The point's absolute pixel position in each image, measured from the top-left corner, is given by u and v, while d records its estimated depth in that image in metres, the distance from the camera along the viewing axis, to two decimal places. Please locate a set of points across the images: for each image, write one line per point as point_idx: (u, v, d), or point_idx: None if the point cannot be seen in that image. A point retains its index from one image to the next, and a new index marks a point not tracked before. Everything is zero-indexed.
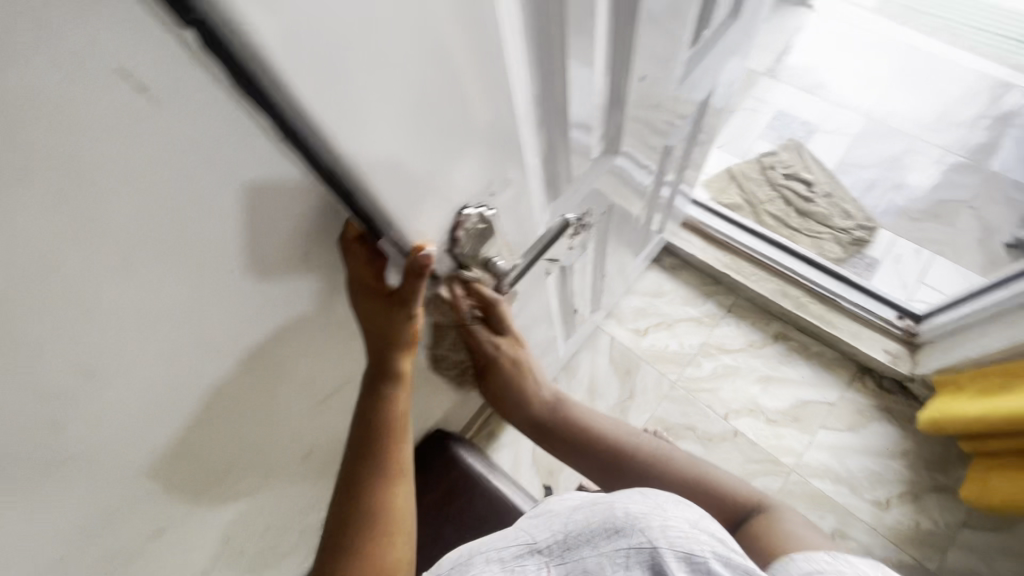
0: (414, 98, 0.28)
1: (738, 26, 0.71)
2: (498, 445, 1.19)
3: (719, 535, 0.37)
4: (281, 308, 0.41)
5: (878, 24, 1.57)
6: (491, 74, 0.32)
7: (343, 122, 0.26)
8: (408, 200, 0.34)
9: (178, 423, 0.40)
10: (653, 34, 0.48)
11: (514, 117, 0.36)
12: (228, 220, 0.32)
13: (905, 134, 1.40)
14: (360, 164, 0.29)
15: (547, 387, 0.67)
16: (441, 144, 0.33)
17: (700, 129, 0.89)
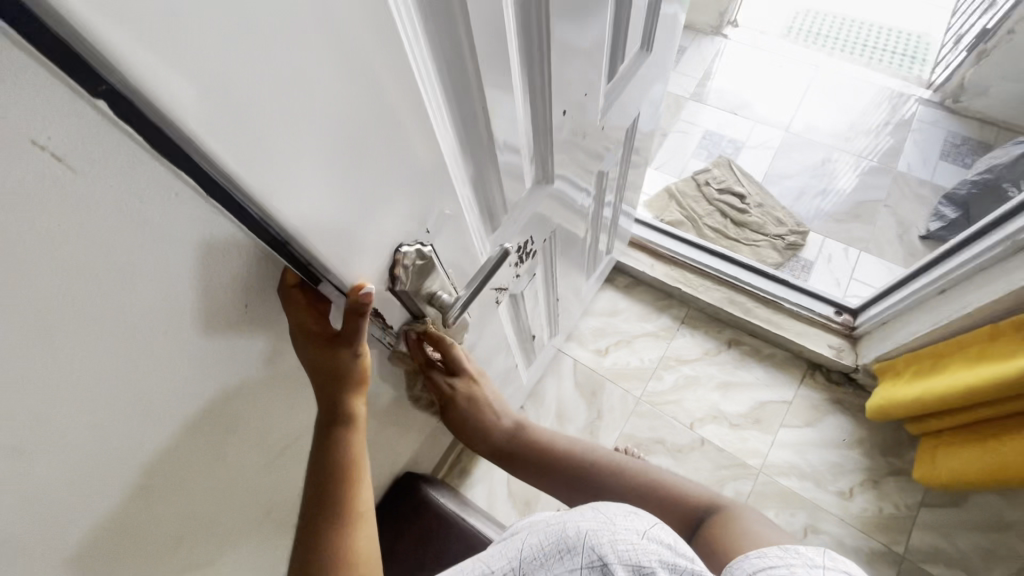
0: (339, 148, 0.29)
1: (654, 58, 0.77)
2: (471, 481, 1.17)
3: (666, 541, 0.38)
4: (226, 363, 0.40)
5: (784, 48, 1.72)
6: (413, 119, 0.33)
7: (267, 176, 0.27)
8: (343, 245, 0.34)
9: (117, 495, 0.38)
10: (570, 72, 0.51)
11: (441, 157, 0.38)
12: (160, 280, 0.32)
13: (821, 145, 1.52)
14: (289, 214, 0.29)
15: (508, 414, 0.68)
16: (372, 187, 0.34)
17: (632, 153, 0.94)
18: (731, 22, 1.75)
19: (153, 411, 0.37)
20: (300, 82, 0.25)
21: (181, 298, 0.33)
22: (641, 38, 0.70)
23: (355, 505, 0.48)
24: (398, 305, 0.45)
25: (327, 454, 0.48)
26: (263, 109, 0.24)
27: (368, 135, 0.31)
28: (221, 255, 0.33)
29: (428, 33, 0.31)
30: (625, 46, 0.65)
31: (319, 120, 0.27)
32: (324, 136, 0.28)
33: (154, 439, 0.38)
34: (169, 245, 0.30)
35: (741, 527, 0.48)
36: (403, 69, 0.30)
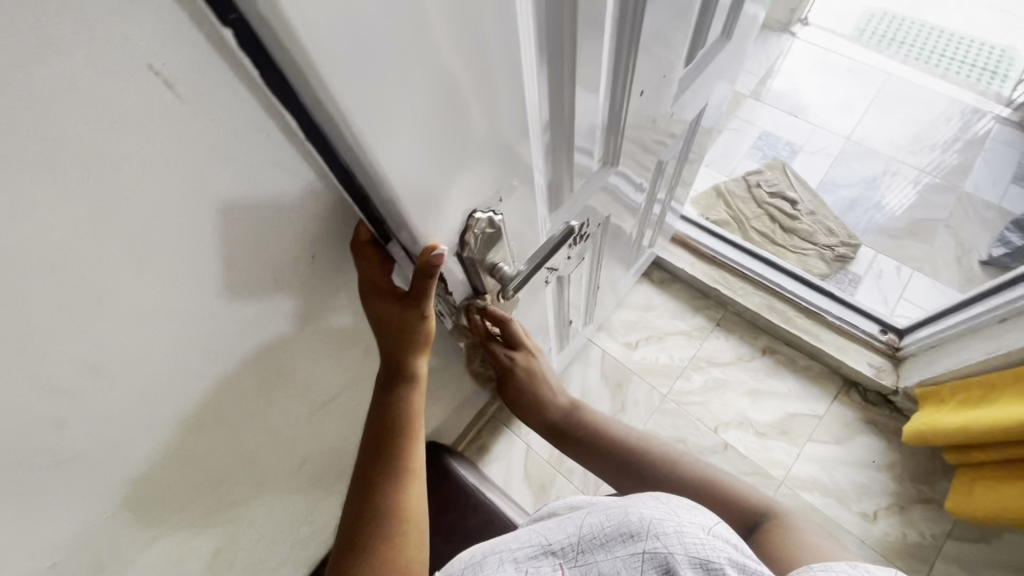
0: (437, 103, 0.29)
1: (729, 48, 0.74)
2: (488, 458, 1.18)
3: (731, 540, 0.38)
4: (289, 306, 0.41)
5: (855, 51, 1.64)
6: (507, 83, 0.33)
7: (370, 121, 0.27)
8: (424, 204, 0.34)
9: (178, 425, 0.40)
10: (653, 52, 0.50)
11: (525, 125, 0.38)
12: (242, 221, 0.32)
13: (883, 156, 1.45)
14: (382, 163, 0.29)
15: (564, 394, 0.69)
16: (459, 148, 0.34)
17: (691, 146, 0.91)
18: (801, 19, 1.68)
19: (220, 346, 0.38)
20: (416, 30, 0.25)
21: (261, 240, 0.34)
22: (721, 25, 0.67)
23: (411, 461, 0.49)
24: (463, 271, 0.45)
25: (388, 408, 0.49)
26: (379, 53, 0.24)
27: (465, 92, 0.30)
28: (303, 200, 0.34)
29: None
30: (705, 33, 0.63)
31: (426, 71, 0.27)
32: (427, 89, 0.28)
33: (217, 372, 0.40)
34: (258, 184, 0.31)
35: (797, 541, 0.47)
36: (510, 29, 0.30)
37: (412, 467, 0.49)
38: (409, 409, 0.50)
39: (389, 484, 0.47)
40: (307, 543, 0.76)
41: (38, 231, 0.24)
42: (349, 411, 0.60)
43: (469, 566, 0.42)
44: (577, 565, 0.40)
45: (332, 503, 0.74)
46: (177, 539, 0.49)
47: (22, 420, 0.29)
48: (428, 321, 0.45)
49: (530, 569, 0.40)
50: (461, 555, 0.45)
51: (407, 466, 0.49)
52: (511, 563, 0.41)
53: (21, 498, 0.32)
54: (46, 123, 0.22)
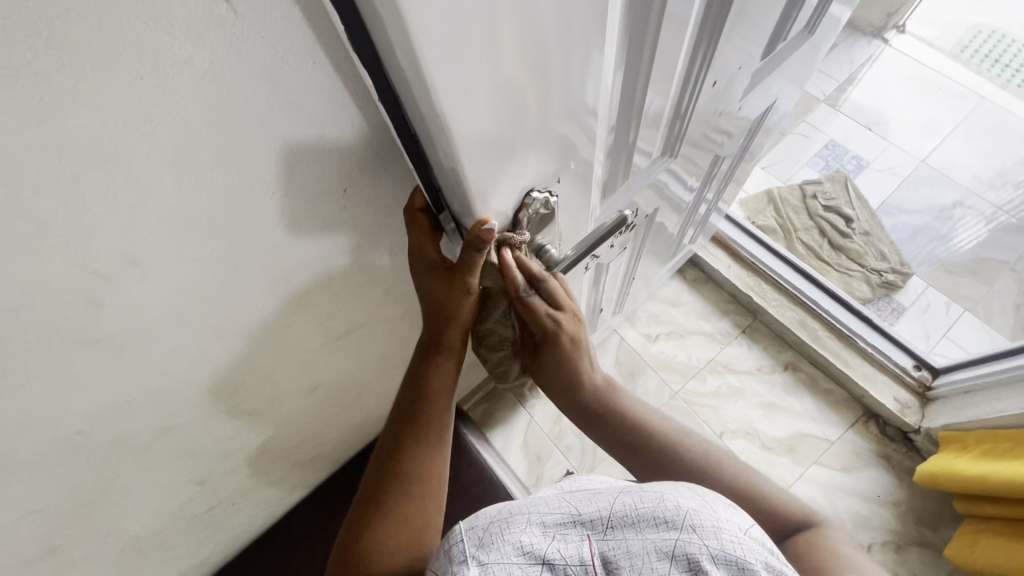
0: (509, 70, 0.29)
1: (810, 44, 0.70)
2: (492, 422, 1.21)
3: (765, 546, 0.38)
4: (317, 236, 0.43)
5: (953, 70, 1.52)
6: (581, 54, 0.32)
7: (440, 74, 0.26)
8: (484, 176, 0.34)
9: (203, 328, 0.42)
10: (730, 41, 0.48)
11: (592, 106, 0.37)
12: (279, 143, 0.33)
13: (959, 186, 1.36)
14: (446, 120, 0.29)
15: (598, 372, 0.67)
16: (524, 115, 0.33)
17: (751, 145, 0.87)
18: (898, 26, 1.56)
19: (250, 259, 0.40)
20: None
21: (302, 159, 0.35)
22: (807, 20, 0.64)
23: (439, 426, 0.52)
24: (511, 250, 0.45)
25: (424, 374, 0.52)
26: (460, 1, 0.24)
27: (539, 57, 0.30)
28: (341, 130, 0.35)
29: None
30: (788, 24, 0.60)
31: (503, 29, 0.26)
32: (502, 47, 0.27)
33: (244, 285, 0.42)
34: (300, 107, 0.32)
35: (836, 552, 0.50)
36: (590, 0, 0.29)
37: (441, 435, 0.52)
38: (443, 377, 0.52)
39: (418, 446, 0.51)
40: (305, 464, 0.80)
41: (95, 119, 0.26)
42: (362, 347, 0.63)
43: (497, 521, 0.40)
44: (605, 539, 0.38)
45: (334, 431, 0.78)
46: (189, 434, 0.52)
47: (65, 294, 0.32)
48: (472, 296, 0.46)
49: (558, 536, 0.39)
50: (487, 507, 0.42)
51: (435, 430, 0.52)
52: (537, 526, 0.39)
53: (59, 367, 0.36)
54: (113, 17, 0.23)
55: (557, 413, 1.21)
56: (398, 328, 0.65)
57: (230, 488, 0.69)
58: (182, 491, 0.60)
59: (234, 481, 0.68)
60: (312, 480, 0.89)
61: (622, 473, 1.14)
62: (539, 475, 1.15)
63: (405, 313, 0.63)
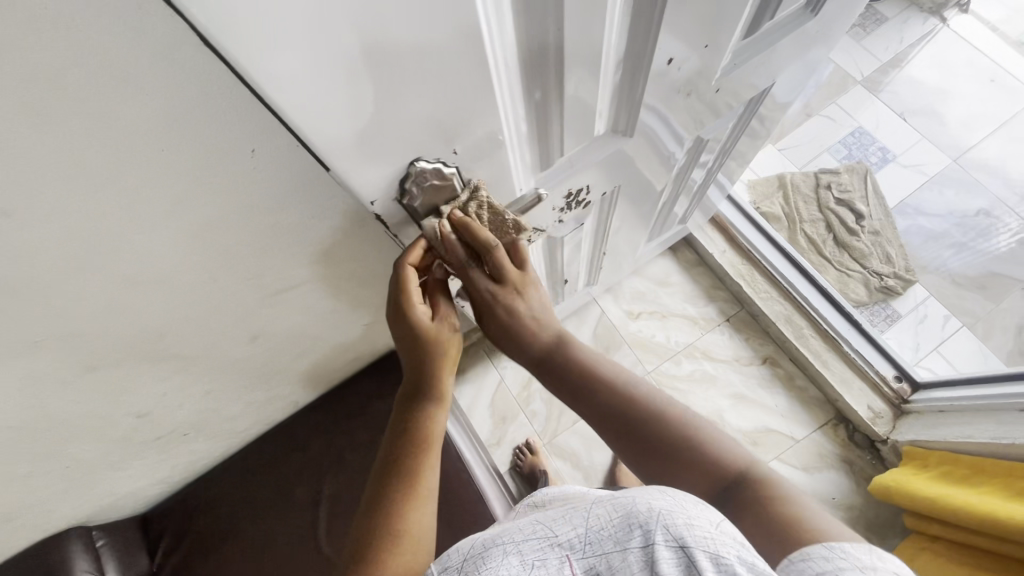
0: (360, 43, 0.26)
1: (818, 23, 0.63)
2: (461, 379, 1.22)
3: (738, 539, 0.36)
4: (226, 194, 0.41)
5: (1013, 60, 1.38)
6: (459, 24, 0.28)
7: (253, 37, 0.23)
8: (355, 148, 0.32)
9: (108, 277, 0.41)
10: (689, 17, 0.43)
11: (491, 84, 0.33)
12: (160, 98, 0.31)
13: (987, 192, 1.26)
14: (283, 89, 0.26)
15: (554, 324, 0.54)
16: (395, 88, 0.29)
17: (748, 125, 0.81)
18: (959, 4, 1.41)
19: (143, 215, 0.38)
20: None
21: (174, 114, 0.32)
22: None
23: (426, 476, 0.49)
24: (410, 225, 0.43)
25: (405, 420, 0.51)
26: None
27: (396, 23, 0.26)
28: (214, 84, 0.32)
29: None
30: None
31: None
32: (338, 12, 0.24)
33: (149, 239, 0.40)
34: (170, 62, 0.29)
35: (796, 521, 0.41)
36: None
37: (421, 476, 0.49)
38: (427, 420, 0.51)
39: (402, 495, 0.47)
40: (257, 404, 0.82)
41: None
42: (304, 302, 0.62)
43: (474, 559, 0.40)
44: (583, 558, 0.37)
45: (288, 375, 0.79)
46: (116, 373, 0.53)
47: None
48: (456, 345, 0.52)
49: (536, 564, 0.38)
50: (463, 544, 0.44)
51: (420, 479, 0.49)
52: (516, 556, 0.39)
53: None
54: None
55: (527, 378, 1.22)
56: (342, 287, 0.64)
57: (176, 421, 0.71)
58: (122, 421, 0.62)
59: (181, 415, 0.70)
60: (272, 417, 0.92)
61: (582, 443, 1.16)
62: (501, 437, 1.17)
63: (345, 273, 0.61)
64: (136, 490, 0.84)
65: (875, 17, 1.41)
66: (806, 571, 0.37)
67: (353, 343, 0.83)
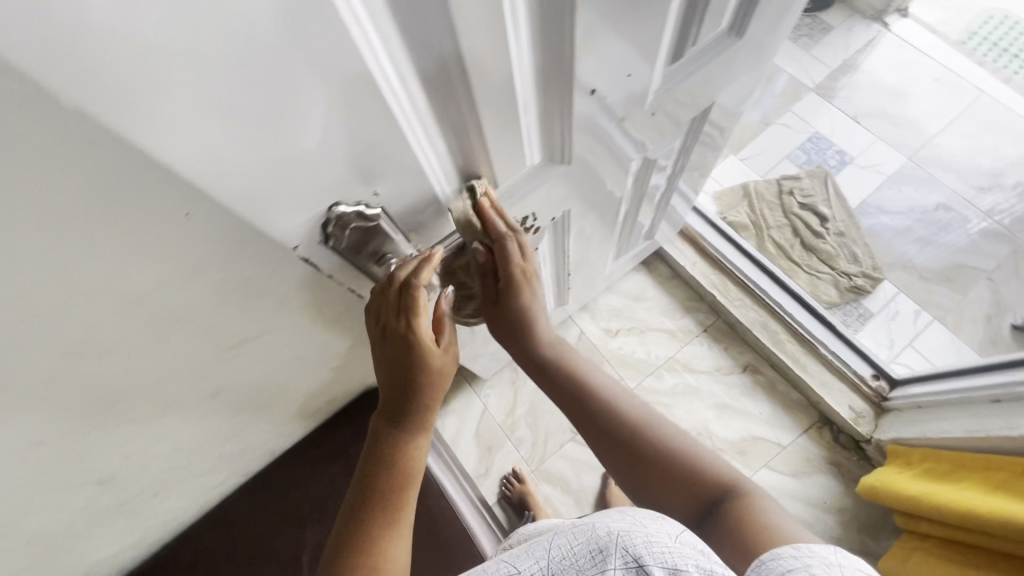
0: (242, 109, 0.26)
1: (748, 42, 0.65)
2: (444, 412, 1.20)
3: (698, 547, 0.37)
4: (159, 264, 0.36)
5: (954, 58, 1.43)
6: (345, 79, 0.28)
7: (122, 112, 0.23)
8: (263, 203, 0.32)
9: (42, 357, 0.39)
10: (607, 53, 0.44)
11: (399, 133, 0.34)
12: (66, 184, 0.26)
13: (943, 186, 1.30)
14: (167, 158, 0.26)
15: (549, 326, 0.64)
16: (290, 146, 0.30)
17: (696, 139, 0.83)
18: (899, 9, 1.46)
19: (84, 312, 0.37)
20: (157, 11, 0.20)
21: (102, 231, 0.30)
22: (730, 15, 0.58)
23: (411, 495, 0.53)
24: (347, 263, 0.44)
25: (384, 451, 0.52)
26: (108, 39, 0.20)
27: (275, 83, 0.26)
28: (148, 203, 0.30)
29: None
30: (706, 23, 0.55)
31: (199, 61, 0.23)
32: (208, 78, 0.24)
33: (76, 318, 0.37)
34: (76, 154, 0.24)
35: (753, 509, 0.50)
36: (329, 30, 0.25)
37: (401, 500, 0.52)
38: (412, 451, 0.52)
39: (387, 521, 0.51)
40: (227, 456, 0.80)
41: None
42: (264, 351, 0.60)
43: None
44: None
45: (258, 424, 0.78)
46: (68, 443, 0.51)
47: None
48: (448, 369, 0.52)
49: None
50: None
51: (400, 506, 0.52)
52: None
53: None
54: None
55: (511, 404, 1.21)
56: (303, 333, 0.62)
57: (142, 484, 0.68)
58: (81, 491, 0.60)
59: (146, 477, 0.68)
60: (249, 468, 0.90)
61: (570, 466, 1.15)
62: (489, 466, 1.16)
63: (304, 324, 0.60)
64: (108, 557, 0.81)
65: (821, 27, 1.47)
66: (775, 569, 0.39)
67: (326, 386, 0.82)
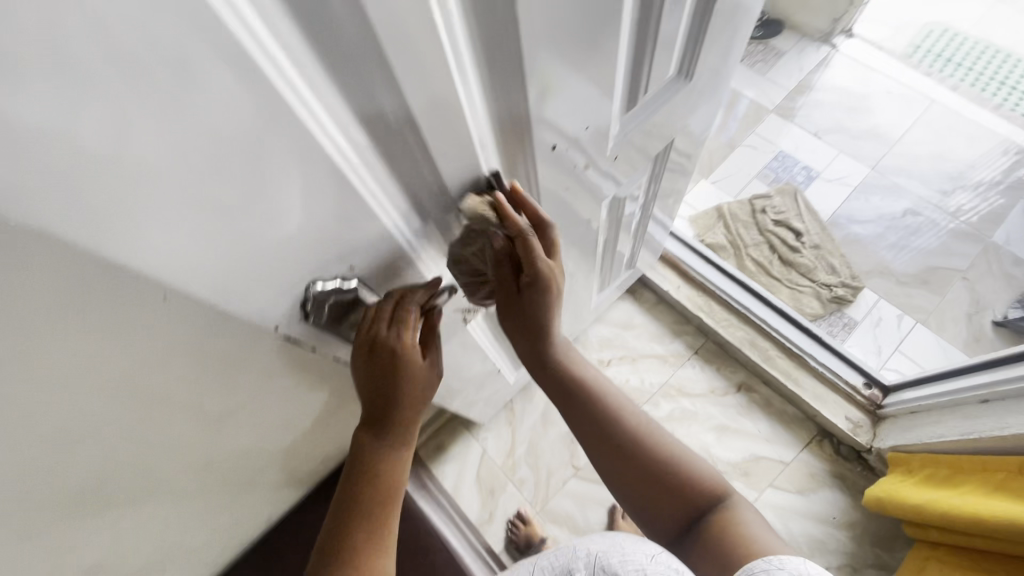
0: (213, 211, 0.27)
1: (699, 81, 0.69)
2: (442, 460, 1.18)
3: None
4: (131, 357, 0.35)
5: (902, 71, 1.51)
6: (313, 172, 0.30)
7: (97, 230, 0.24)
8: (237, 289, 0.33)
9: (18, 470, 0.37)
10: (563, 115, 0.46)
11: (368, 211, 0.36)
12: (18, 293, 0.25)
13: (908, 192, 1.34)
14: (145, 264, 0.27)
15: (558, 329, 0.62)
16: (264, 236, 0.31)
17: (663, 170, 0.86)
18: (845, 30, 1.54)
19: (83, 415, 0.37)
20: (131, 141, 0.22)
21: (94, 336, 0.31)
22: (678, 61, 0.62)
23: (393, 507, 0.53)
24: (327, 335, 0.46)
25: (366, 461, 0.52)
26: (85, 170, 0.21)
27: (247, 185, 0.28)
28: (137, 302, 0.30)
29: (346, 85, 0.27)
30: (656, 71, 0.58)
31: (173, 178, 0.24)
32: (178, 192, 0.25)
33: (51, 426, 0.35)
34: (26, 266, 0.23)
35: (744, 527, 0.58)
36: (292, 137, 0.27)
37: (382, 514, 0.52)
38: (392, 463, 0.52)
39: (365, 532, 0.50)
40: (221, 529, 0.78)
41: None
42: (251, 420, 0.58)
43: None
44: None
45: (251, 492, 0.76)
46: (55, 542, 0.50)
47: None
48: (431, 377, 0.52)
49: None
50: None
51: (380, 518, 0.51)
52: None
53: None
54: None
55: (509, 445, 1.20)
56: (290, 398, 0.59)
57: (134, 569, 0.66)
58: None
59: (138, 561, 0.66)
60: (245, 539, 0.88)
61: (575, 504, 1.13)
62: (493, 511, 1.13)
63: (295, 393, 0.59)
64: None
65: (774, 52, 1.54)
66: None
67: (319, 447, 0.81)
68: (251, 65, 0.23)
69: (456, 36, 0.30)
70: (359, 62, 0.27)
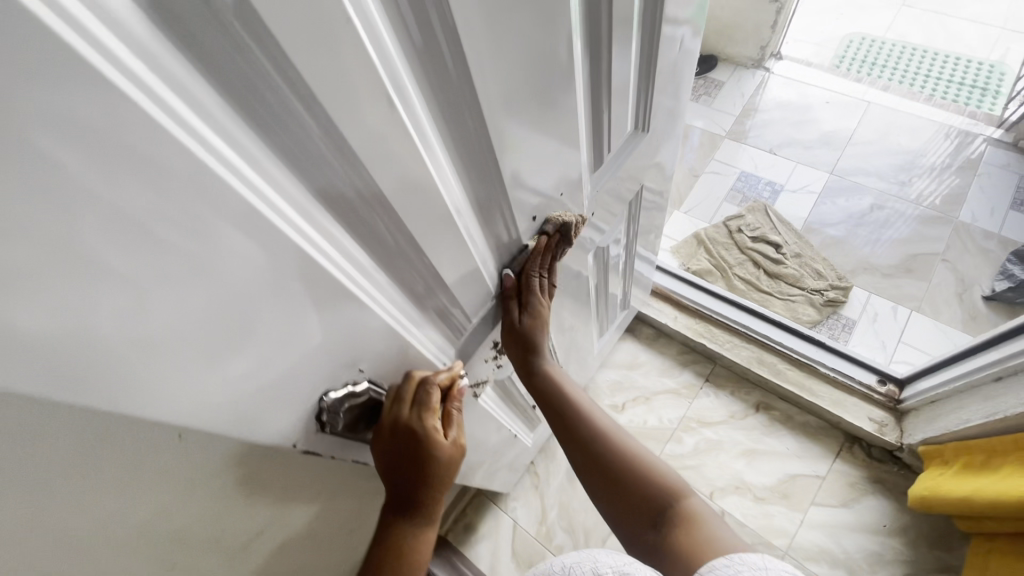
0: (223, 352, 0.28)
1: (655, 128, 0.73)
2: (474, 539, 1.13)
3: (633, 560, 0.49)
4: (151, 503, 0.34)
5: (835, 81, 1.61)
6: (315, 294, 0.31)
7: (111, 398, 0.24)
8: (255, 422, 0.33)
9: None
10: (538, 188, 0.48)
11: (371, 316, 0.36)
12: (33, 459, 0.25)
13: (870, 189, 1.40)
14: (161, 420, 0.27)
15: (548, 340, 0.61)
16: (274, 363, 0.31)
17: (638, 211, 0.89)
18: (774, 54, 1.66)
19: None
20: (140, 305, 0.22)
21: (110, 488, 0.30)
22: (633, 115, 0.66)
23: None
24: (346, 444, 0.45)
25: (388, 543, 0.49)
26: (95, 344, 0.22)
27: (252, 321, 0.28)
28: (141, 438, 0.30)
29: (333, 207, 0.28)
30: (615, 128, 0.62)
31: (182, 332, 0.25)
32: (189, 343, 0.26)
33: None
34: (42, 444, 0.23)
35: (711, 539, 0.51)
36: (292, 268, 0.28)
37: None
38: (416, 543, 0.51)
39: None
40: None
41: None
42: (276, 542, 0.55)
43: None
44: None
45: None
46: None
47: None
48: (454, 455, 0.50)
49: None
50: None
51: None
52: None
53: None
54: None
55: (541, 512, 1.15)
56: (313, 509, 0.57)
57: None
58: None
59: None
60: None
61: None
62: None
63: (317, 503, 0.57)
64: None
65: (713, 84, 1.65)
66: None
67: (347, 553, 0.77)
68: (249, 214, 0.24)
69: (430, 144, 0.32)
70: (342, 184, 0.28)
